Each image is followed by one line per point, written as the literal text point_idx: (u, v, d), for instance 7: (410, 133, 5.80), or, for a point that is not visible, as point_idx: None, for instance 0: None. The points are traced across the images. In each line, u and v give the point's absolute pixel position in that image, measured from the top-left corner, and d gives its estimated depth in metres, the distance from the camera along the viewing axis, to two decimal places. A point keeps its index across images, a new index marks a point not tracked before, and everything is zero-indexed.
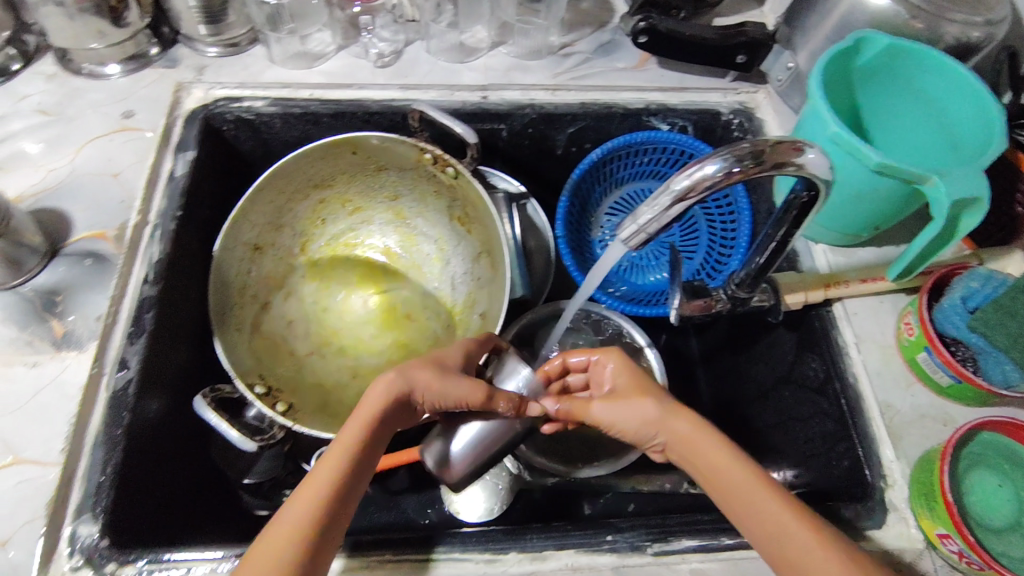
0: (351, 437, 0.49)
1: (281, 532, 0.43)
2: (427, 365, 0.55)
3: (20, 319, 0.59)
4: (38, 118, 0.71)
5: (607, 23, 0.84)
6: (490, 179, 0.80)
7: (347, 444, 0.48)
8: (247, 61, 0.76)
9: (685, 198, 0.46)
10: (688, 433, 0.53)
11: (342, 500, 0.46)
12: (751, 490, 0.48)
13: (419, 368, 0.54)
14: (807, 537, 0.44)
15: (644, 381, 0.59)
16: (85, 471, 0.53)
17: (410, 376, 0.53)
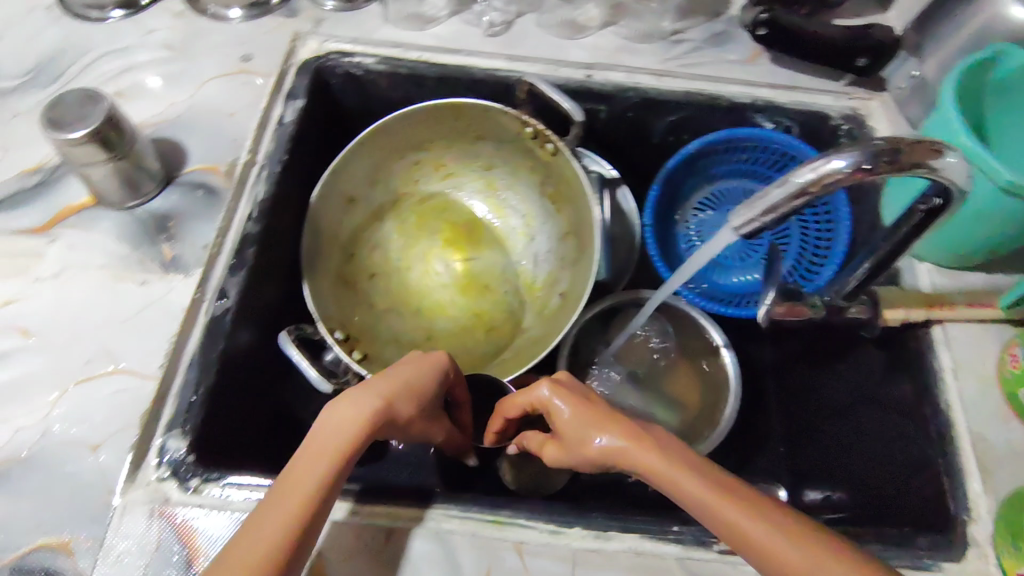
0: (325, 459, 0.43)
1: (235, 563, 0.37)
2: (409, 390, 0.50)
3: (132, 239, 0.62)
4: (163, 53, 0.74)
5: (721, 13, 0.81)
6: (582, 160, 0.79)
7: (322, 466, 0.43)
8: (361, 18, 0.77)
9: (806, 193, 0.45)
10: (640, 463, 0.46)
11: (313, 533, 0.41)
12: (727, 519, 0.41)
13: (403, 394, 0.49)
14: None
15: (577, 406, 0.51)
16: (179, 389, 0.55)
17: (394, 402, 0.48)
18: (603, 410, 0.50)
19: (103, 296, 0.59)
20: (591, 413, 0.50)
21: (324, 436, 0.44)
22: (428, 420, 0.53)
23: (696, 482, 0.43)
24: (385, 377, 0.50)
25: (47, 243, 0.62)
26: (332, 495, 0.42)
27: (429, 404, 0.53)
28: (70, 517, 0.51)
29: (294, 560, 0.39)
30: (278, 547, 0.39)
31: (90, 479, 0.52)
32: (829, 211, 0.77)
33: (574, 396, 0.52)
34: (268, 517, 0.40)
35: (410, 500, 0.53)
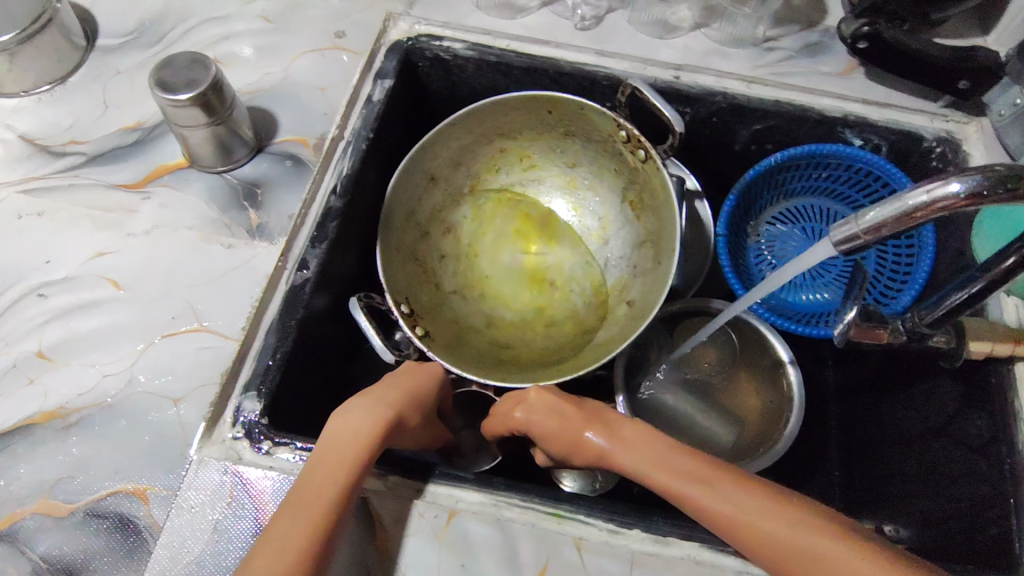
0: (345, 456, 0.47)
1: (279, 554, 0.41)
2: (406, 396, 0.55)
3: (221, 203, 0.64)
4: (260, 24, 0.76)
5: (817, 24, 0.79)
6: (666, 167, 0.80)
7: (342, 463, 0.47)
8: (454, 3, 0.78)
9: (912, 216, 0.44)
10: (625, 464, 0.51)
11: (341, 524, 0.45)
12: (694, 500, 0.46)
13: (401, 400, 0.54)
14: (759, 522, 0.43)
15: (552, 419, 0.55)
16: (257, 352, 0.57)
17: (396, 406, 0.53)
18: (576, 420, 0.54)
19: (191, 255, 0.61)
20: (568, 421, 0.54)
21: (341, 441, 0.48)
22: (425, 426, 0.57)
23: (662, 469, 0.48)
24: (388, 389, 0.54)
25: (140, 200, 0.64)
26: (353, 492, 0.47)
27: (426, 412, 0.57)
28: (147, 467, 0.53)
29: (327, 548, 0.43)
30: (314, 534, 0.43)
31: (168, 431, 0.54)
32: (915, 243, 0.74)
33: (547, 405, 0.56)
34: (300, 511, 0.44)
35: (473, 485, 0.54)
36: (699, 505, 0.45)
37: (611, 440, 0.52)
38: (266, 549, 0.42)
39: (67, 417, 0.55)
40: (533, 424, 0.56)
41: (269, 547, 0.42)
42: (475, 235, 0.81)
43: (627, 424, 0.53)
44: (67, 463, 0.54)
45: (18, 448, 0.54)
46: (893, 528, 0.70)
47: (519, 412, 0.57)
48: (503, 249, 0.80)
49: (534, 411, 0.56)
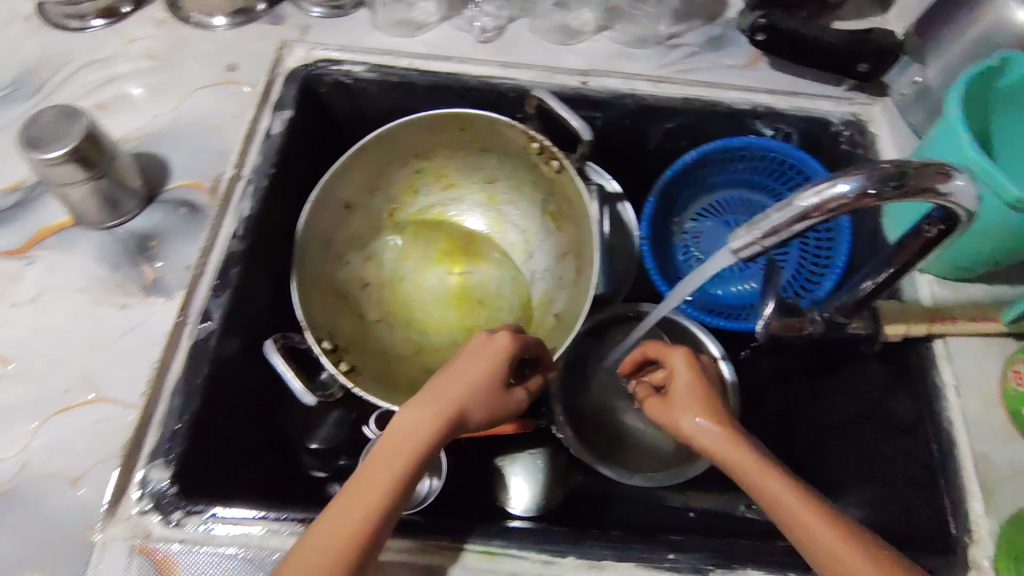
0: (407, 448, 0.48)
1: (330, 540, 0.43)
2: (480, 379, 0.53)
3: (112, 260, 0.61)
4: (144, 63, 0.72)
5: (719, 17, 0.79)
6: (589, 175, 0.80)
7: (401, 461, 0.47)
8: (350, 25, 0.75)
9: (808, 217, 0.44)
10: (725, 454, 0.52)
11: (388, 525, 0.46)
12: (800, 514, 0.47)
13: (468, 387, 0.53)
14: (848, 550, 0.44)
15: (696, 388, 0.58)
16: (162, 417, 0.54)
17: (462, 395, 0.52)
18: (718, 403, 0.57)
19: (84, 320, 0.58)
20: (704, 398, 0.57)
21: (405, 433, 0.49)
22: (505, 405, 0.55)
23: (779, 480, 0.49)
24: (457, 379, 0.53)
25: (24, 266, 0.61)
26: (405, 492, 0.47)
27: (506, 394, 0.56)
28: (48, 555, 0.50)
29: (372, 547, 0.45)
30: (360, 533, 0.44)
31: (69, 513, 0.51)
32: (834, 232, 0.75)
33: (699, 379, 0.59)
34: (351, 503, 0.45)
35: (398, 532, 0.52)
36: (802, 523, 0.46)
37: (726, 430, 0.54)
38: (316, 537, 0.44)
39: None
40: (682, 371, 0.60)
41: (320, 534, 0.44)
42: (399, 258, 0.78)
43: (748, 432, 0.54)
44: None
45: None
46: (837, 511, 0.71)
47: (682, 363, 0.60)
48: (428, 270, 0.78)
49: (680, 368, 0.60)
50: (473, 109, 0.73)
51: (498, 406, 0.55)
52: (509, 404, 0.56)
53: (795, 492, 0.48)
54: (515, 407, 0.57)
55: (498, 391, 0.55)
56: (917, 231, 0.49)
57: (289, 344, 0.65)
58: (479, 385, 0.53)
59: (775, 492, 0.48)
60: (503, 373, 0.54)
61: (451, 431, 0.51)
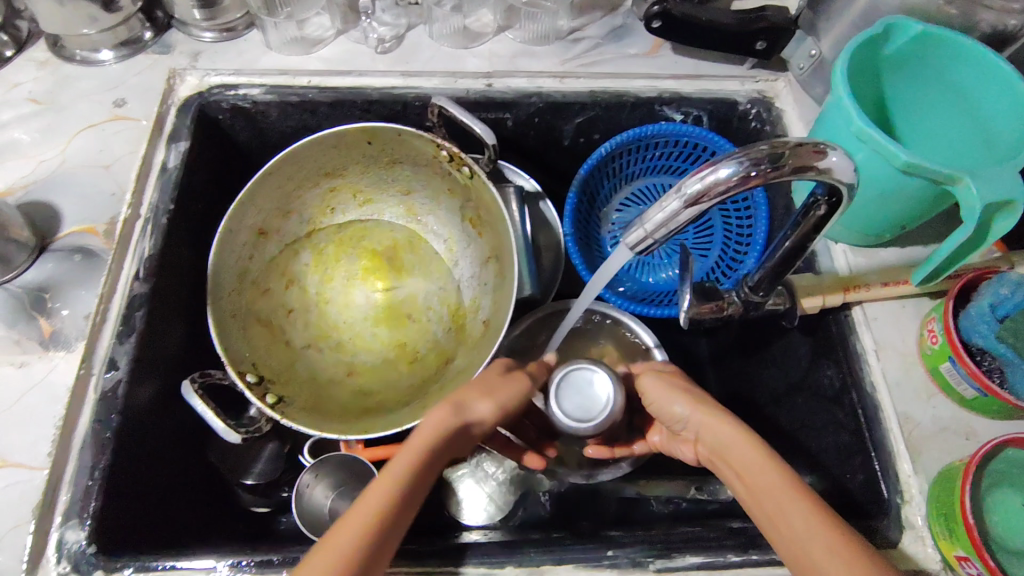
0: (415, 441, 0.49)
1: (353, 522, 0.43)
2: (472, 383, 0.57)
3: (8, 318, 0.58)
4: (28, 107, 0.69)
5: (618, 7, 0.79)
6: (507, 175, 0.79)
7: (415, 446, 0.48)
8: (243, 47, 0.73)
9: (697, 203, 0.43)
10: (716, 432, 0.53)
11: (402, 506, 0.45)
12: (766, 474, 0.47)
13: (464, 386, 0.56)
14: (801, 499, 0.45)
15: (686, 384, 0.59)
16: (73, 475, 0.52)
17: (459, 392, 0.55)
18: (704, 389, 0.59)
19: None
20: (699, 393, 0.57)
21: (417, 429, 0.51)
22: (507, 392, 0.56)
23: (752, 448, 0.49)
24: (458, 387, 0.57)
25: None
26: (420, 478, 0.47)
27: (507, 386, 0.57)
28: None
29: (386, 534, 0.43)
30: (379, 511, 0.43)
31: None
32: (752, 210, 0.75)
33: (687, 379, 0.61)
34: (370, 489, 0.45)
35: None
36: (761, 474, 0.47)
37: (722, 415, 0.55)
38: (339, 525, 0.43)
39: None
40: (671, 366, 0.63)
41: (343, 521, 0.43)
42: (321, 281, 0.77)
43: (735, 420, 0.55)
44: None
45: None
46: None
47: (664, 370, 0.62)
48: (353, 289, 0.77)
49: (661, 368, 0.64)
50: (378, 122, 0.71)
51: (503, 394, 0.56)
52: (510, 388, 0.57)
53: (766, 455, 0.48)
54: (516, 390, 0.57)
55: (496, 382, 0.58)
56: (807, 210, 0.50)
57: (207, 383, 0.61)
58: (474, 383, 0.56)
59: (746, 457, 0.49)
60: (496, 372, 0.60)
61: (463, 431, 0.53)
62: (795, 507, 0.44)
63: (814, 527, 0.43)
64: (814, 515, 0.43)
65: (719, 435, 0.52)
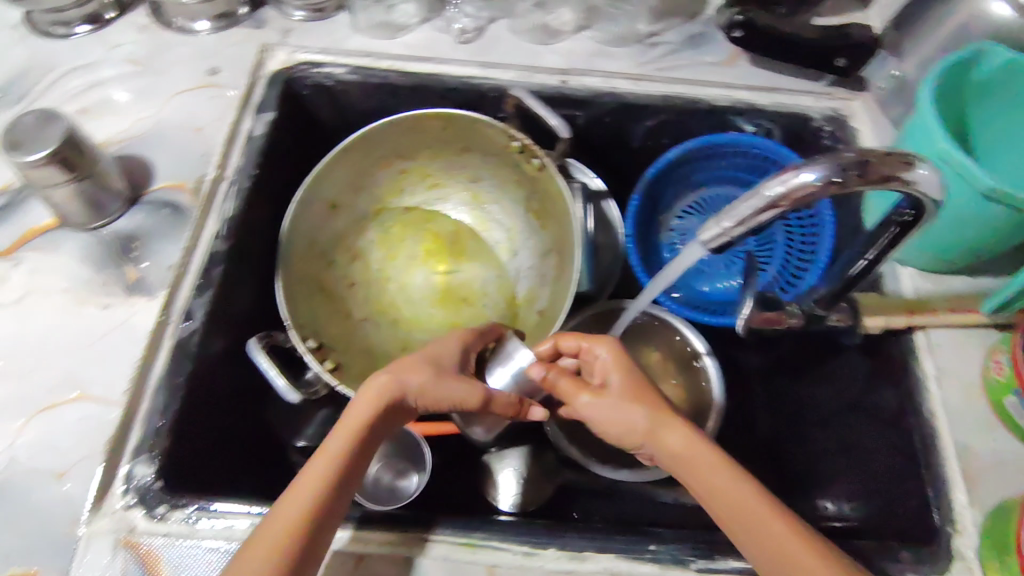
0: (338, 443, 0.49)
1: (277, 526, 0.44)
2: (421, 364, 0.56)
3: (96, 262, 0.62)
4: (128, 68, 0.73)
5: (697, 14, 0.80)
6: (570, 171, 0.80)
7: (340, 443, 0.49)
8: (332, 28, 0.76)
9: (777, 206, 0.44)
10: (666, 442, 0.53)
11: (329, 511, 0.46)
12: (729, 489, 0.48)
13: (412, 368, 0.55)
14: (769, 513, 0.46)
15: (630, 395, 0.55)
16: (145, 415, 0.55)
17: (402, 375, 0.54)
18: (656, 392, 0.56)
19: (68, 320, 0.59)
20: (643, 399, 0.55)
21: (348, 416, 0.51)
22: (445, 385, 0.55)
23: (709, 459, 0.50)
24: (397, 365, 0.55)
25: (11, 266, 0.62)
26: (345, 478, 0.48)
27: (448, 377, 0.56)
28: (32, 550, 0.51)
29: (312, 537, 0.45)
30: (299, 526, 0.44)
31: (51, 508, 0.52)
32: (818, 225, 0.74)
33: (629, 373, 0.57)
34: (294, 491, 0.46)
35: (380, 524, 0.52)
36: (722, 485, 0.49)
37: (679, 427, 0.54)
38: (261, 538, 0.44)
39: None
40: (612, 363, 0.58)
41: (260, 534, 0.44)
42: (384, 258, 0.79)
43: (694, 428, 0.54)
44: None
45: None
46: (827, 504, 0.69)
47: (610, 381, 0.57)
48: (414, 269, 0.79)
49: (609, 368, 0.58)
50: (455, 109, 0.73)
51: (440, 383, 0.55)
52: (453, 383, 0.56)
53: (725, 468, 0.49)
54: (457, 388, 0.56)
55: (447, 374, 0.56)
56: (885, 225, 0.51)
57: (271, 343, 0.64)
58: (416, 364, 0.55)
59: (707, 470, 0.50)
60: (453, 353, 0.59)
61: (391, 417, 0.53)
62: (769, 523, 0.46)
63: (791, 545, 0.44)
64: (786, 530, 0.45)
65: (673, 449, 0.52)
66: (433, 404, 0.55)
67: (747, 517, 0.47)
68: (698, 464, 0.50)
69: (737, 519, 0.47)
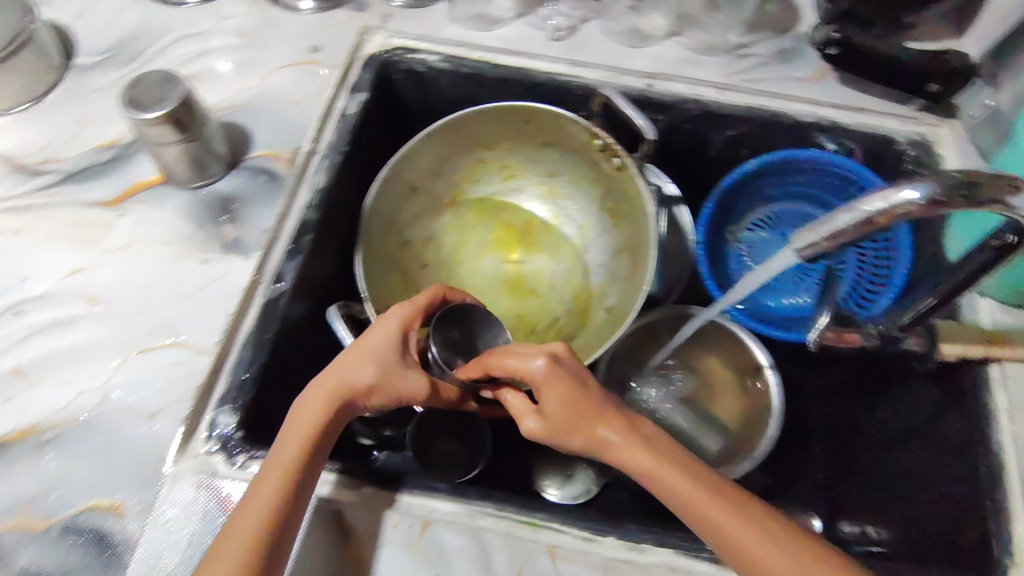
0: (288, 453, 0.50)
1: (234, 544, 0.46)
2: (365, 361, 0.55)
3: (197, 219, 0.65)
4: (235, 40, 0.76)
5: (788, 30, 0.80)
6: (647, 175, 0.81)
7: (289, 455, 0.49)
8: (428, 16, 0.79)
9: (873, 222, 0.45)
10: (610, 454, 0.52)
11: (285, 522, 0.47)
12: (675, 488, 0.49)
13: (359, 367, 0.54)
14: (713, 501, 0.48)
15: (565, 417, 0.53)
16: (233, 366, 0.57)
17: (349, 377, 0.54)
18: (596, 403, 0.53)
19: (167, 271, 0.62)
20: (579, 416, 0.52)
21: (294, 427, 0.51)
22: (390, 384, 0.55)
23: (646, 456, 0.50)
24: (337, 370, 0.54)
25: (117, 216, 0.65)
26: (298, 487, 0.49)
27: (394, 375, 0.55)
28: (122, 482, 0.54)
29: (271, 547, 0.46)
30: (252, 538, 0.46)
31: (141, 444, 0.55)
32: (894, 246, 0.73)
33: (566, 392, 0.53)
34: (247, 508, 0.47)
35: (447, 495, 0.55)
36: (662, 480, 0.49)
37: (624, 431, 0.52)
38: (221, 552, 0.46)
39: (45, 433, 0.56)
40: (550, 386, 0.53)
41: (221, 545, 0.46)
42: (457, 244, 0.81)
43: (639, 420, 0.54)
44: (44, 479, 0.54)
45: None
46: (862, 530, 0.68)
47: (549, 405, 0.53)
48: (485, 257, 0.81)
49: (551, 395, 0.53)
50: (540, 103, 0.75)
51: (384, 382, 0.55)
52: (400, 382, 0.55)
53: (659, 463, 0.50)
54: (406, 386, 0.55)
55: (392, 371, 0.55)
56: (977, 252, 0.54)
57: (349, 313, 0.66)
58: (357, 364, 0.55)
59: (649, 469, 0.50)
60: (394, 347, 0.56)
61: (342, 416, 0.54)
62: (714, 514, 0.47)
63: (738, 530, 0.46)
64: (731, 518, 0.47)
65: (613, 453, 0.51)
66: (381, 402, 0.55)
67: (698, 516, 0.48)
68: (638, 468, 0.50)
69: (685, 512, 0.48)
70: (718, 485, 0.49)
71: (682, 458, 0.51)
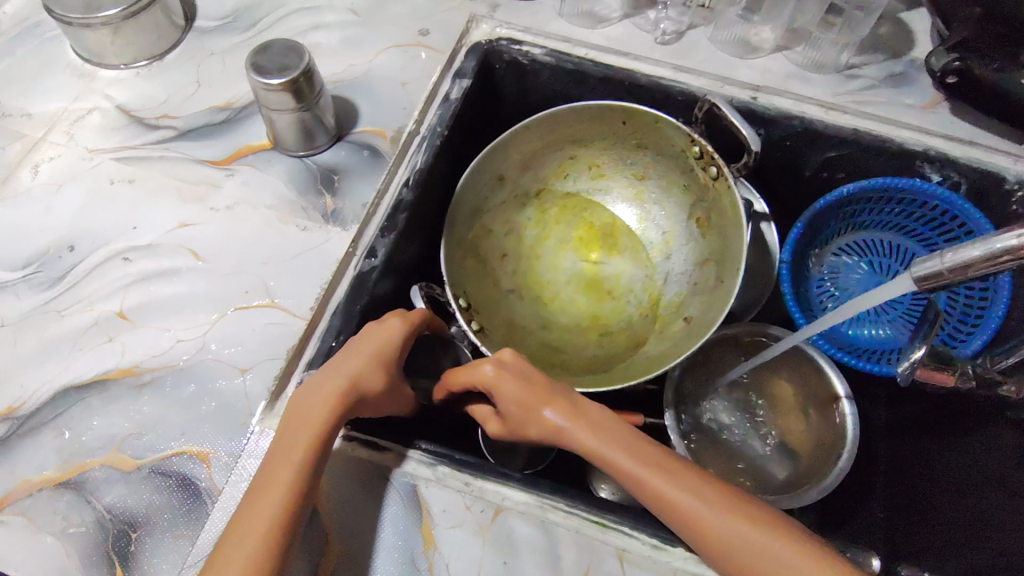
0: (296, 458, 0.48)
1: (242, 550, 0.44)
2: (375, 365, 0.53)
3: (300, 186, 0.67)
4: (348, 16, 0.78)
5: (903, 54, 0.78)
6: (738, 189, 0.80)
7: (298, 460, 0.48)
8: (536, 10, 0.79)
9: (1005, 257, 0.43)
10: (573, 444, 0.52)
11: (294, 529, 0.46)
12: (634, 472, 0.48)
13: (372, 371, 0.52)
14: (669, 481, 0.47)
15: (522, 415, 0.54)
16: (322, 333, 0.58)
17: (360, 383, 0.52)
18: (550, 398, 0.53)
19: (268, 234, 0.65)
20: (534, 412, 0.53)
21: (294, 430, 0.49)
22: (391, 396, 0.55)
23: (602, 440, 0.50)
24: (336, 373, 0.52)
25: (224, 176, 0.68)
26: (305, 493, 0.47)
27: (396, 385, 0.55)
28: (210, 432, 0.56)
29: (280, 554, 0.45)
30: (263, 545, 0.44)
31: (232, 398, 0.57)
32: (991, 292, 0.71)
33: (518, 391, 0.53)
34: (252, 514, 0.46)
35: (521, 485, 0.55)
36: (618, 465, 0.49)
37: (573, 419, 0.52)
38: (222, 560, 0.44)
39: (142, 376, 0.59)
40: (503, 385, 0.54)
41: (225, 553, 0.45)
42: (539, 237, 0.81)
43: (587, 404, 0.53)
44: (138, 420, 0.57)
45: (94, 401, 0.58)
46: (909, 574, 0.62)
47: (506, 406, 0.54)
48: (565, 253, 0.81)
49: (507, 395, 0.54)
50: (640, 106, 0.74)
51: (388, 393, 0.54)
52: (398, 395, 0.56)
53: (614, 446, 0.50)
54: (402, 399, 0.56)
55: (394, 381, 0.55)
56: None
57: (429, 293, 0.67)
58: (369, 368, 0.52)
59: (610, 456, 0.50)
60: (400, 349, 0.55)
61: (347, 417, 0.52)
62: (676, 495, 0.47)
63: (702, 509, 0.46)
64: (690, 496, 0.47)
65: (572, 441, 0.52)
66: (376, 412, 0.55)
67: (663, 502, 0.47)
68: (598, 454, 0.50)
69: (646, 496, 0.48)
70: (677, 467, 0.49)
71: (637, 440, 0.51)
